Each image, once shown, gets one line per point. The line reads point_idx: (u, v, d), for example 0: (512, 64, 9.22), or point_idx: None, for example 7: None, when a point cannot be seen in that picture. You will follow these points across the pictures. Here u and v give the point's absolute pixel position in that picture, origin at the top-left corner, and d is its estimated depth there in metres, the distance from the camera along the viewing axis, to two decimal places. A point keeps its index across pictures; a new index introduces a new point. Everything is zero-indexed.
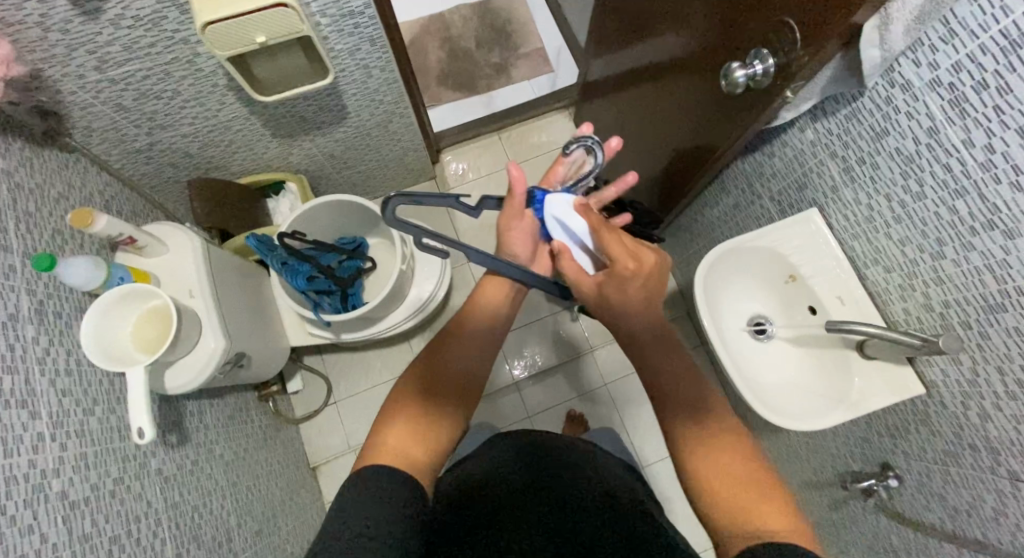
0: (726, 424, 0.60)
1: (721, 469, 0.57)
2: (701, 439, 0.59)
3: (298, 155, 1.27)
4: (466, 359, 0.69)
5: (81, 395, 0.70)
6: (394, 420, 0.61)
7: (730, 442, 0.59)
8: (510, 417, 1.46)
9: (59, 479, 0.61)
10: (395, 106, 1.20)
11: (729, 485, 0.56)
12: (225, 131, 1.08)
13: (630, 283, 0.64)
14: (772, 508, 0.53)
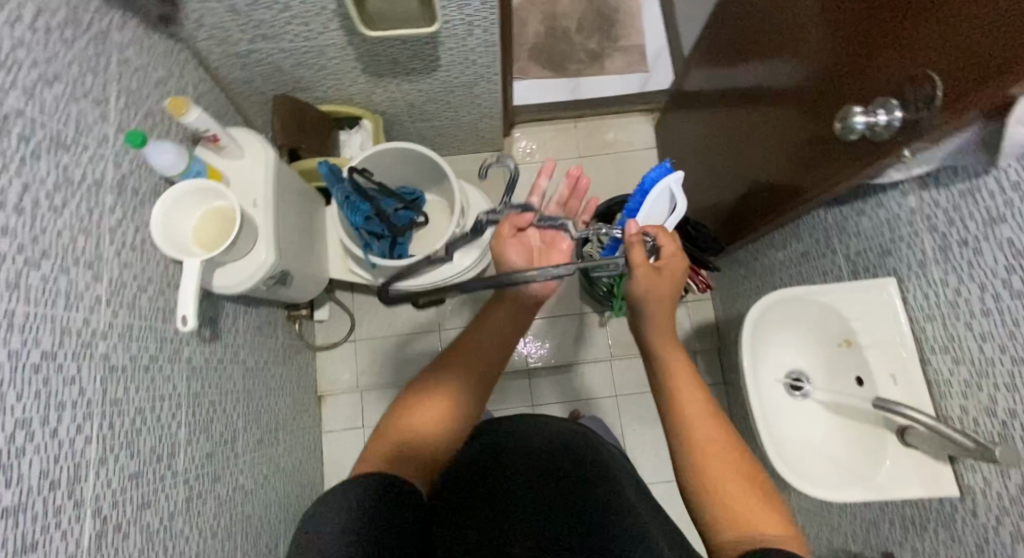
0: (726, 442, 0.69)
1: (722, 481, 0.65)
2: (704, 448, 0.68)
3: (381, 96, 1.28)
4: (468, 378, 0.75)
5: (141, 271, 0.73)
6: (400, 430, 0.71)
7: (726, 450, 0.68)
8: (513, 400, 1.47)
9: (106, 342, 0.65)
10: (485, 69, 1.20)
11: (734, 495, 0.64)
12: (320, 55, 1.10)
13: (667, 284, 0.75)
14: (763, 514, 0.62)
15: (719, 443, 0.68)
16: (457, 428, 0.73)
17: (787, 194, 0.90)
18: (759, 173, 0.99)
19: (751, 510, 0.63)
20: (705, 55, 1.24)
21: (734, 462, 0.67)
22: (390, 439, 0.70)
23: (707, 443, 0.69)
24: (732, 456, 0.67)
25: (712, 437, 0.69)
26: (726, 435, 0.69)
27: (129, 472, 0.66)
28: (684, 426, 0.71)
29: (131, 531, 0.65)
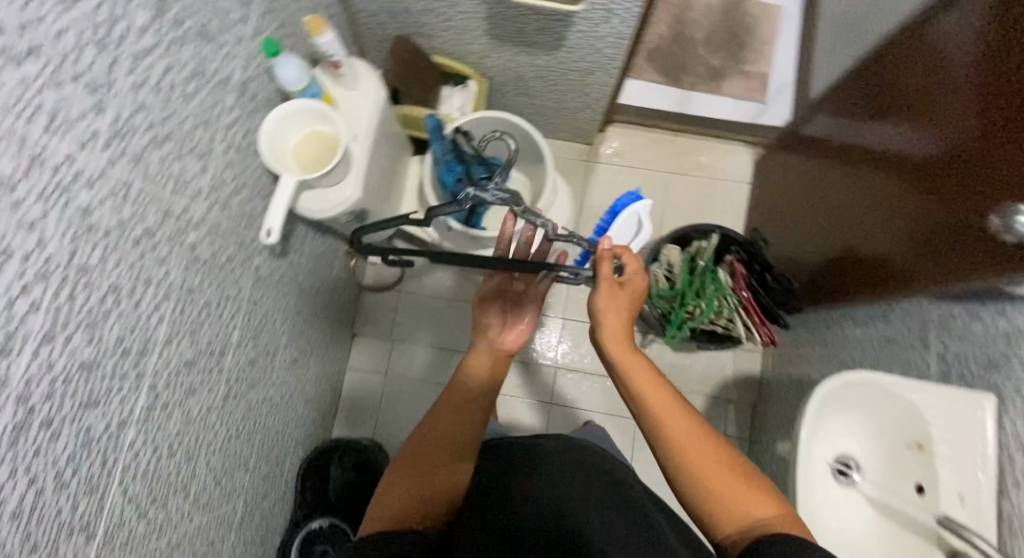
0: (705, 436, 0.70)
1: (715, 478, 0.66)
2: (685, 444, 0.70)
3: (495, 61, 1.27)
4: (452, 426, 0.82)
5: (241, 174, 0.76)
6: (394, 485, 0.72)
7: (702, 438, 0.70)
8: (536, 392, 1.51)
9: (195, 234, 0.67)
10: (607, 62, 1.16)
11: (723, 483, 0.66)
12: (451, 7, 1.08)
13: (625, 299, 0.85)
14: (757, 499, 0.64)
15: (702, 439, 0.70)
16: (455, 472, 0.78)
17: (897, 274, 0.85)
18: (872, 246, 0.92)
19: (747, 498, 0.64)
20: (839, 104, 1.15)
21: (720, 456, 0.68)
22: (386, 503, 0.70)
23: (689, 441, 0.70)
24: (716, 449, 0.69)
25: (694, 435, 0.70)
26: (703, 430, 0.71)
27: (186, 359, 0.69)
28: (663, 430, 0.72)
29: (174, 412, 0.68)
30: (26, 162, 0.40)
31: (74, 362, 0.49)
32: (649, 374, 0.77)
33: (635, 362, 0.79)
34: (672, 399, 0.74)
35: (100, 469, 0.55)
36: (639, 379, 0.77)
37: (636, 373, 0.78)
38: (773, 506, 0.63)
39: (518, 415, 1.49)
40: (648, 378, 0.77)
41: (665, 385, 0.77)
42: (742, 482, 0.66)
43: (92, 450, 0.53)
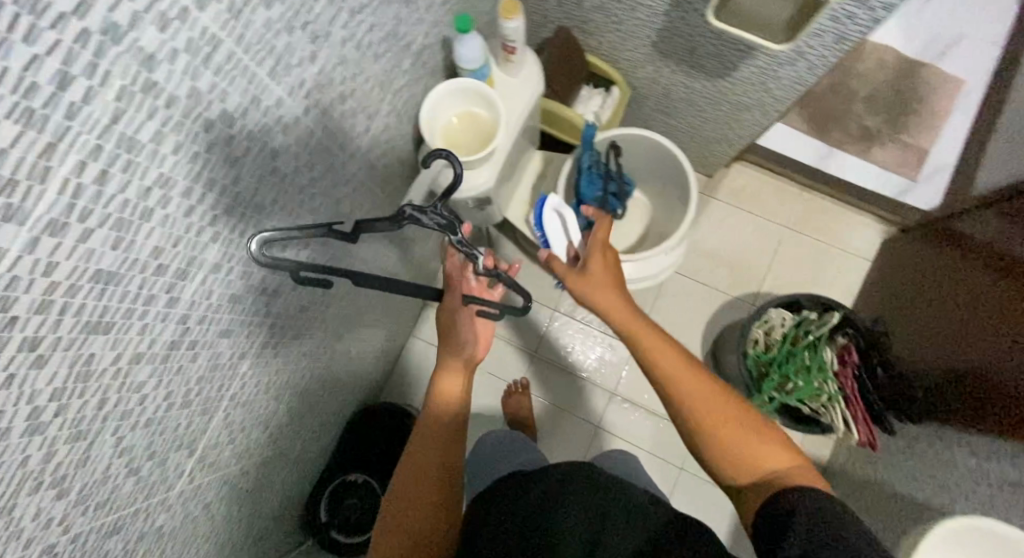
0: (713, 391, 0.68)
1: (728, 436, 0.65)
2: (695, 400, 0.67)
3: (647, 75, 1.21)
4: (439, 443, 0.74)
5: (393, 135, 0.75)
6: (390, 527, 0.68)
7: (703, 379, 0.69)
8: (589, 408, 1.48)
9: (343, 192, 0.67)
10: (771, 105, 1.08)
11: (740, 438, 0.64)
12: (628, 11, 1.02)
13: (601, 266, 0.80)
14: (767, 450, 0.63)
15: (709, 394, 0.67)
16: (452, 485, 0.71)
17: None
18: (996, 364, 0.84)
19: (762, 453, 0.63)
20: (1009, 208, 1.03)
21: (727, 410, 0.66)
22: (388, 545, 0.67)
23: (701, 402, 0.67)
24: (722, 401, 0.67)
25: (700, 390, 0.68)
26: (708, 384, 0.68)
27: (302, 305, 0.70)
28: (674, 387, 0.69)
29: (278, 353, 0.69)
30: (247, 100, 0.40)
31: (224, 294, 0.50)
32: (642, 324, 0.74)
33: (630, 319, 0.74)
34: (669, 351, 0.71)
35: (213, 396, 0.56)
36: (640, 335, 0.72)
37: (630, 323, 0.74)
38: (786, 457, 0.63)
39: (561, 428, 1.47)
40: (639, 328, 0.73)
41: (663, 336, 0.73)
42: (755, 436, 0.64)
43: (213, 376, 0.55)
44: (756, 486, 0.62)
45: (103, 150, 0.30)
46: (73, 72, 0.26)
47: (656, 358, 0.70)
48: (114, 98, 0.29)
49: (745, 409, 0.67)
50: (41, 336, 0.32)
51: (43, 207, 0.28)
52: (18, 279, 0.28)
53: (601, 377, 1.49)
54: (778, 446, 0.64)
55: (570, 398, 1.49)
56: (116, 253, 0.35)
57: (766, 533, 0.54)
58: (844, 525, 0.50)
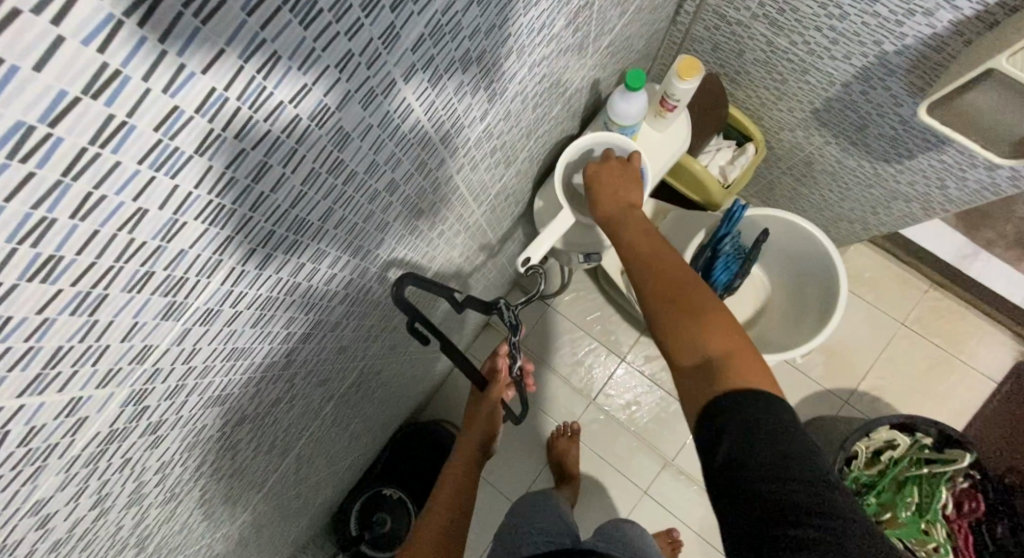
0: (689, 282, 0.51)
1: (685, 324, 0.48)
2: (665, 288, 0.51)
3: (795, 138, 1.07)
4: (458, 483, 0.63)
5: (523, 175, 0.69)
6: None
7: (684, 278, 0.52)
8: (634, 470, 1.21)
9: (463, 235, 0.61)
10: (941, 200, 0.93)
11: (675, 297, 0.50)
12: (797, 73, 0.91)
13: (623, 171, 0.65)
14: (734, 341, 0.46)
15: (674, 272, 0.52)
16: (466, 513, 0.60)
17: None
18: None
19: (708, 329, 0.47)
20: None
21: (693, 293, 0.50)
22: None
23: (659, 266, 0.53)
24: (701, 296, 0.49)
25: (676, 280, 0.51)
26: (681, 271, 0.53)
27: (394, 341, 0.65)
28: (639, 265, 0.55)
29: (359, 387, 0.65)
30: (417, 163, 0.35)
31: (335, 346, 0.45)
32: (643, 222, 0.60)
33: (629, 216, 0.62)
34: (655, 239, 0.58)
35: (294, 437, 0.53)
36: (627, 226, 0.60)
37: (626, 220, 0.61)
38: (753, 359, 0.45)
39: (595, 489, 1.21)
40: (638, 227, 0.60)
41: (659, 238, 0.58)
42: (717, 326, 0.47)
43: (301, 420, 0.51)
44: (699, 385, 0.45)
45: (273, 236, 0.26)
46: (272, 162, 0.22)
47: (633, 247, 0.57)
48: (301, 183, 0.25)
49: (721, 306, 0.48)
50: (165, 419, 0.29)
51: (203, 299, 0.24)
52: (161, 368, 0.25)
53: (655, 436, 1.22)
54: (742, 342, 0.46)
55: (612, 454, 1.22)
56: (255, 330, 0.31)
57: (734, 494, 0.40)
58: (843, 498, 0.37)
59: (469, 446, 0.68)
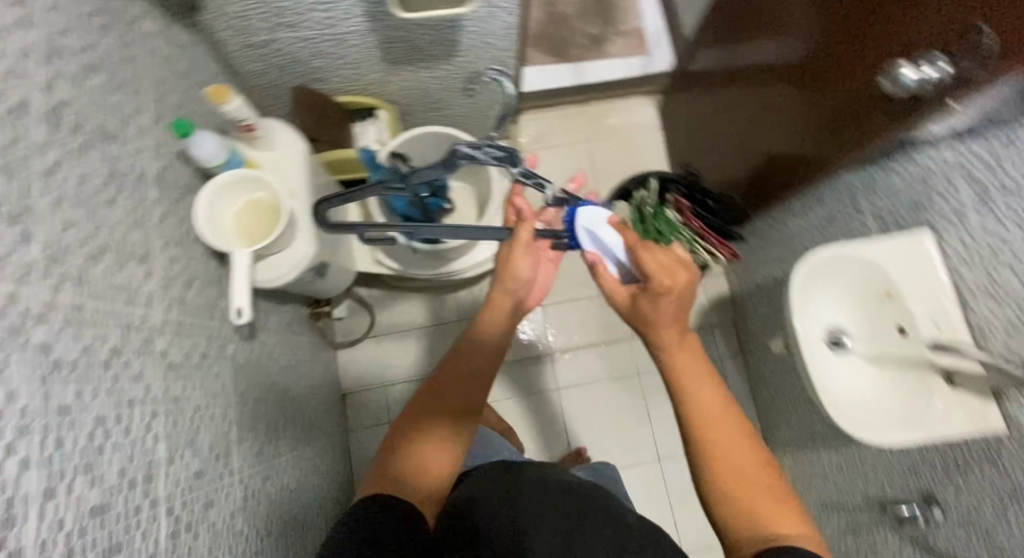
0: (752, 451, 0.66)
1: (736, 470, 0.64)
2: (718, 443, 0.66)
3: (397, 84, 1.23)
4: (472, 391, 0.78)
5: (185, 265, 0.71)
6: (409, 446, 0.71)
7: (746, 452, 0.66)
8: (540, 385, 1.47)
9: (162, 339, 0.63)
10: (504, 53, 1.16)
11: (741, 469, 0.64)
12: (340, 43, 1.02)
13: (671, 301, 0.71)
14: (791, 515, 0.61)
15: (732, 434, 0.67)
16: (465, 438, 0.75)
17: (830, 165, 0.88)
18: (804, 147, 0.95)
19: (762, 491, 0.63)
20: (711, 33, 1.22)
21: (768, 476, 0.64)
22: (399, 458, 0.70)
23: (722, 451, 0.65)
24: (769, 479, 0.64)
25: (733, 441, 0.66)
26: (748, 443, 0.66)
27: (195, 465, 0.65)
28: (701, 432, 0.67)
29: (200, 531, 0.63)
30: None
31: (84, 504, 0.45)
32: (700, 366, 0.71)
33: (657, 316, 0.72)
34: (728, 407, 0.69)
35: None
36: (656, 330, 0.73)
37: (672, 346, 0.72)
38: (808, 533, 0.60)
39: (531, 421, 1.45)
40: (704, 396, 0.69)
41: (710, 376, 0.71)
42: (762, 484, 0.63)
43: None
44: (733, 521, 0.62)
45: None
46: None
47: (681, 383, 0.70)
48: None
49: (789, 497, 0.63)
50: None
51: None
52: None
53: None
54: (790, 512, 0.61)
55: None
56: None
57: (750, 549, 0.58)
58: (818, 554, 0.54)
59: (498, 309, 0.84)
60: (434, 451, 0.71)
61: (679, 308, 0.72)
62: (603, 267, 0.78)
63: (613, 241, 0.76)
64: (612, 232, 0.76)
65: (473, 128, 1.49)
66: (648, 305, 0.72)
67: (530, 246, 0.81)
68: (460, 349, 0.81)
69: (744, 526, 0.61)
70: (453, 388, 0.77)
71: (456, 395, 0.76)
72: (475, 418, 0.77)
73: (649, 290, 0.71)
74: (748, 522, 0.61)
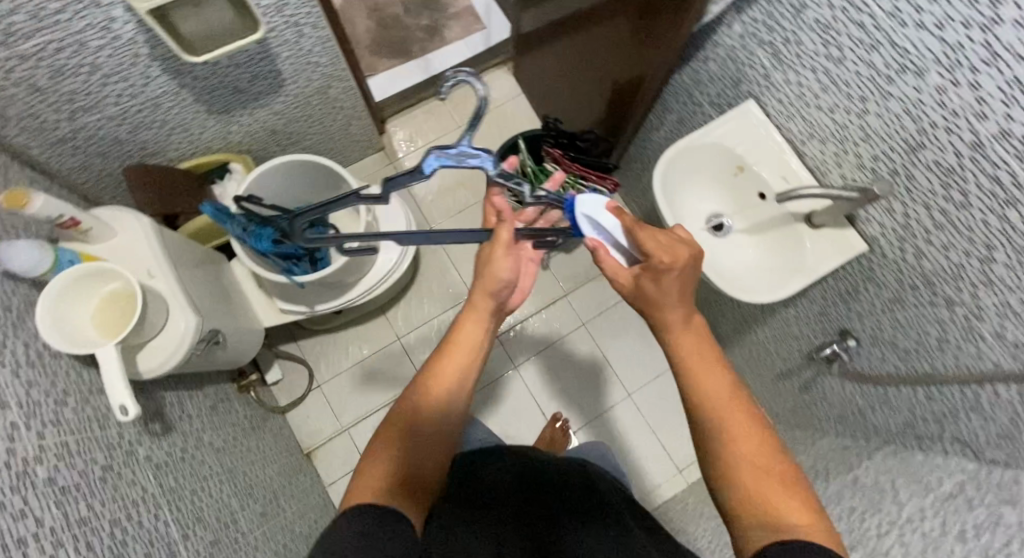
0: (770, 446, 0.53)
1: (747, 466, 0.51)
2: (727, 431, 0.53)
3: (239, 131, 1.16)
4: (451, 398, 0.61)
5: (48, 385, 0.66)
6: (382, 452, 0.55)
7: (754, 439, 0.53)
8: None
9: (43, 466, 0.58)
10: (333, 68, 1.13)
11: (747, 455, 0.52)
12: (155, 109, 0.97)
13: (673, 280, 0.56)
14: (810, 518, 0.48)
15: (745, 426, 0.53)
16: (439, 449, 0.60)
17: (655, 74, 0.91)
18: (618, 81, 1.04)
19: (780, 489, 0.50)
20: None
21: (783, 471, 0.51)
22: (374, 467, 0.53)
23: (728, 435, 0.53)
24: (789, 474, 0.51)
25: (744, 432, 0.53)
26: (763, 438, 0.53)
27: None
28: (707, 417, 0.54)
29: None
30: None
31: None
32: (710, 354, 0.57)
33: (660, 297, 0.57)
34: (739, 400, 0.55)
35: None
36: (660, 312, 0.58)
37: (678, 330, 0.58)
38: (824, 531, 0.47)
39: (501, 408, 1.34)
40: (709, 377, 0.56)
41: (720, 363, 0.57)
42: (775, 477, 0.51)
43: None
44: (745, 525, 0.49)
45: None
46: None
47: (688, 373, 0.56)
48: None
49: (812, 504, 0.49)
50: None
51: None
52: None
53: None
54: (804, 506, 0.49)
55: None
56: None
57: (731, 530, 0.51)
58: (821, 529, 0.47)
59: (477, 310, 0.64)
60: (413, 469, 0.55)
61: (682, 288, 0.57)
62: (605, 252, 0.60)
63: (609, 225, 0.59)
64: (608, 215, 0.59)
65: (343, 150, 1.45)
66: (651, 287, 0.57)
67: (512, 246, 0.62)
68: (440, 356, 0.62)
69: (755, 525, 0.49)
70: (435, 398, 0.60)
71: (438, 398, 0.60)
72: (451, 427, 0.61)
73: (649, 271, 0.57)
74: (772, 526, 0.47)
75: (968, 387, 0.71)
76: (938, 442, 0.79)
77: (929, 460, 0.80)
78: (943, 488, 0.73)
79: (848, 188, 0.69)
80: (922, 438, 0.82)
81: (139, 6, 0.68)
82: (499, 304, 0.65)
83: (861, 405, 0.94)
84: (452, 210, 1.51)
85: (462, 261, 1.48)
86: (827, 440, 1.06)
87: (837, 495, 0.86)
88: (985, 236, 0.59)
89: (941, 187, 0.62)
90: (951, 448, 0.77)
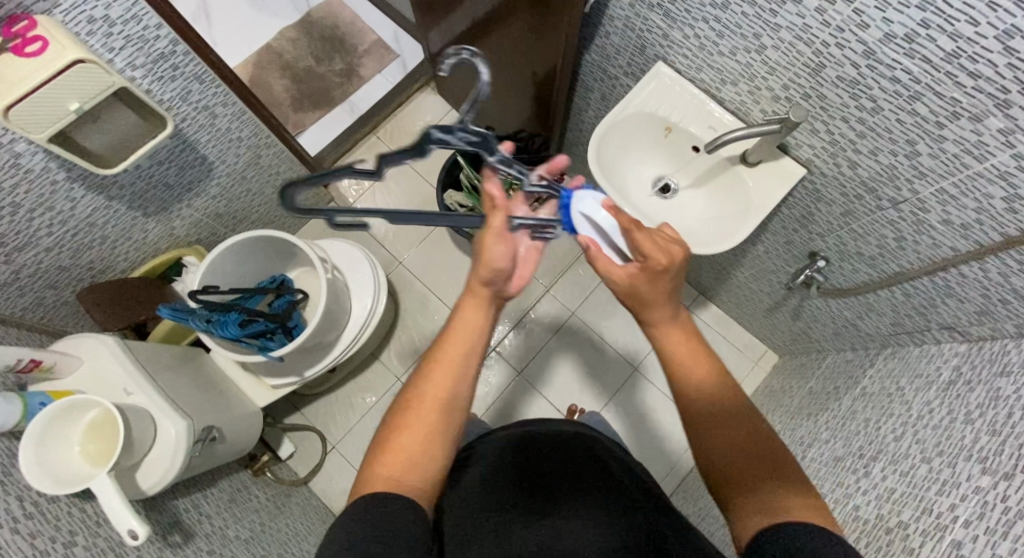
0: (763, 434, 0.52)
1: (735, 460, 0.51)
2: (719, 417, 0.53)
3: (183, 223, 1.15)
4: (455, 383, 0.59)
5: (50, 531, 0.65)
6: (392, 444, 0.55)
7: (744, 423, 0.53)
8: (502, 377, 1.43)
9: None
10: (256, 138, 1.12)
11: (734, 435, 0.52)
12: (90, 227, 0.96)
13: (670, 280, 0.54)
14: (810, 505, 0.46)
15: (735, 423, 0.53)
16: (451, 436, 0.57)
17: (565, 60, 0.92)
18: (534, 74, 1.04)
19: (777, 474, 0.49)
20: (420, 15, 1.26)
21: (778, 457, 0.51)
22: (384, 459, 0.54)
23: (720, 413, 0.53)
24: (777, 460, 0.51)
25: (734, 424, 0.53)
26: (755, 429, 0.53)
27: None
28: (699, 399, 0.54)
29: None
30: None
31: None
32: (701, 351, 0.56)
33: (655, 297, 0.55)
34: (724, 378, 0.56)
35: None
36: (651, 311, 0.56)
37: (670, 325, 0.57)
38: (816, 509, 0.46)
39: (511, 412, 1.33)
40: (698, 363, 0.56)
41: (709, 356, 0.56)
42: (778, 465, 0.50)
43: None
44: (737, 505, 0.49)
45: None
46: None
47: (681, 360, 0.56)
48: None
49: (803, 482, 0.49)
50: None
51: None
52: None
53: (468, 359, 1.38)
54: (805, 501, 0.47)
55: (476, 405, 1.34)
56: None
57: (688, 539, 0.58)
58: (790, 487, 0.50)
59: (475, 296, 0.61)
60: (422, 454, 0.55)
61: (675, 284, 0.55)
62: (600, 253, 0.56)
63: (605, 222, 0.55)
64: (603, 216, 0.55)
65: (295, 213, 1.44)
66: (645, 288, 0.55)
67: (505, 232, 0.59)
68: (440, 348, 0.61)
69: (749, 508, 0.48)
70: (443, 382, 0.58)
71: (439, 384, 0.58)
72: (462, 412, 0.59)
73: (645, 272, 0.54)
74: (749, 508, 0.48)
75: (937, 275, 0.73)
76: (928, 333, 0.81)
77: (924, 351, 0.81)
78: (943, 377, 0.73)
79: (770, 122, 0.70)
80: (913, 333, 0.84)
81: (35, 138, 0.67)
82: (500, 291, 0.62)
83: (850, 317, 0.95)
84: (416, 240, 1.51)
85: (439, 287, 1.48)
86: (830, 359, 1.07)
87: (851, 410, 0.87)
88: (903, 133, 0.61)
89: (853, 98, 0.63)
90: (941, 335, 0.78)
